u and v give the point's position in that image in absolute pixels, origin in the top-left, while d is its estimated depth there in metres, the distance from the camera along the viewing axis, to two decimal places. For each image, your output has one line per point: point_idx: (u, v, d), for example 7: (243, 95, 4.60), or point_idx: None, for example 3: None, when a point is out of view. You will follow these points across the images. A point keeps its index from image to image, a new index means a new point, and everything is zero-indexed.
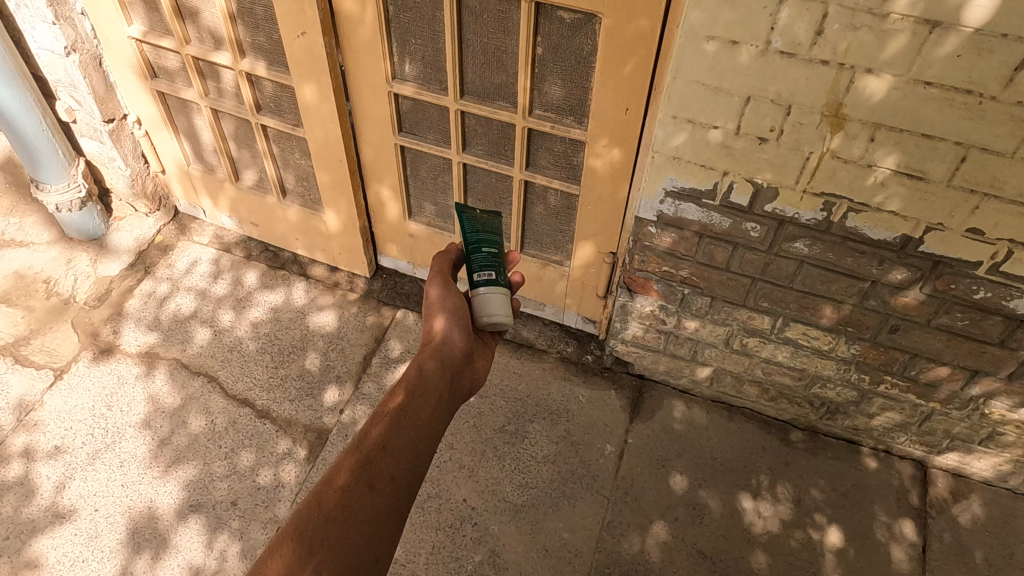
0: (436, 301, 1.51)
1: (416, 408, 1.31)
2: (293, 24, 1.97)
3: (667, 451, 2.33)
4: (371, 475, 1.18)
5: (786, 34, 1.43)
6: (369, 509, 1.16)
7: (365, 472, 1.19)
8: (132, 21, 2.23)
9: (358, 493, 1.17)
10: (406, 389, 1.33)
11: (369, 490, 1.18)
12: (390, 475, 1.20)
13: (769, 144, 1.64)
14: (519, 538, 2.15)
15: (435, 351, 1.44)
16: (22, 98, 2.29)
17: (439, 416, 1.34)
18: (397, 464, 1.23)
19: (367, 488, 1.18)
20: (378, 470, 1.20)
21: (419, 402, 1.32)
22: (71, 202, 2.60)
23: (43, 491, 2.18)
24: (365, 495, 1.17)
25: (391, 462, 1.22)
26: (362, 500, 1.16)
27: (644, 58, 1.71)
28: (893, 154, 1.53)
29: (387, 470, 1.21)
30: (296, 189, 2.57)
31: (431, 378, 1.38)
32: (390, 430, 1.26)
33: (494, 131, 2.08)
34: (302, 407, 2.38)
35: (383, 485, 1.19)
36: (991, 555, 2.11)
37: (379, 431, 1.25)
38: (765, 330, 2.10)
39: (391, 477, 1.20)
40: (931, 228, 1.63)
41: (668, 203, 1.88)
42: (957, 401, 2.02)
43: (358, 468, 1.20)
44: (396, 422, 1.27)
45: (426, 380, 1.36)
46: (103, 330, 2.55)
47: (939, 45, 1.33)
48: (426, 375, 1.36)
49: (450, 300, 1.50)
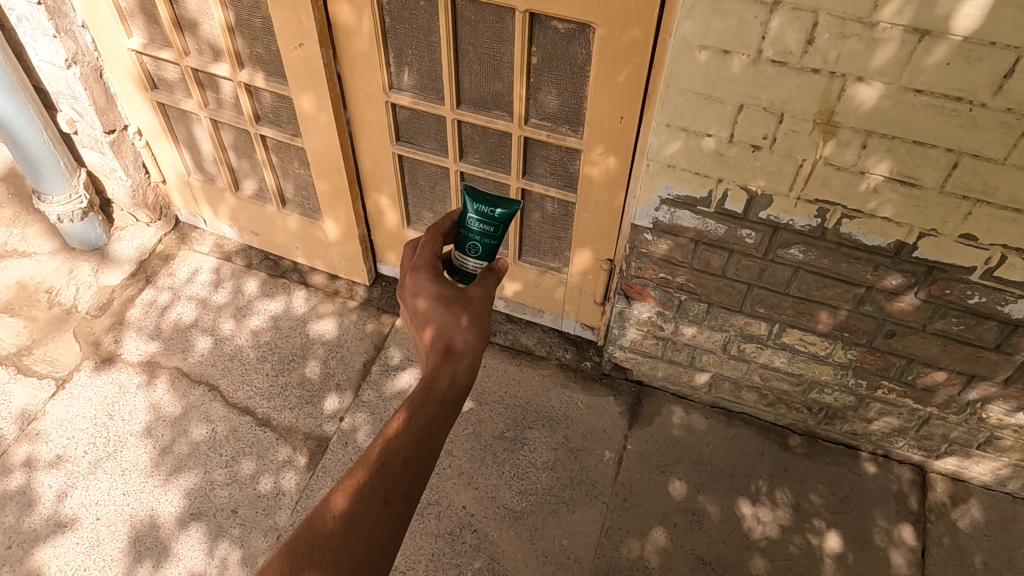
0: (476, 304, 1.38)
1: (442, 421, 1.22)
2: (291, 36, 1.99)
3: (666, 457, 2.33)
4: (386, 490, 1.12)
5: (777, 43, 1.45)
6: (380, 527, 1.10)
7: (380, 485, 1.13)
8: (132, 33, 2.25)
9: (372, 508, 1.11)
10: (432, 397, 1.23)
11: (383, 505, 1.11)
12: (405, 489, 1.13)
13: (762, 151, 1.65)
14: (519, 544, 2.16)
15: (470, 360, 1.32)
16: (23, 110, 2.31)
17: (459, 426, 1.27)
18: (414, 478, 1.15)
19: (381, 503, 1.12)
20: (393, 485, 1.13)
21: (446, 411, 1.24)
22: (72, 213, 2.63)
23: (46, 500, 2.19)
24: (378, 511, 1.11)
25: (408, 476, 1.14)
26: (374, 517, 1.10)
27: (638, 67, 1.73)
28: (886, 161, 1.54)
29: (403, 484, 1.13)
30: (295, 198, 2.59)
31: (460, 393, 1.28)
32: (412, 441, 1.18)
33: (491, 139, 2.10)
34: (302, 415, 2.40)
35: (397, 501, 1.13)
36: (990, 559, 2.11)
37: (400, 439, 1.18)
38: (762, 336, 2.11)
39: (405, 492, 1.13)
40: (925, 233, 1.64)
41: (663, 210, 1.90)
42: (955, 406, 2.02)
43: (373, 481, 1.13)
44: (419, 435, 1.19)
45: (455, 393, 1.27)
46: (105, 339, 2.57)
47: (928, 53, 1.34)
48: (456, 390, 1.27)
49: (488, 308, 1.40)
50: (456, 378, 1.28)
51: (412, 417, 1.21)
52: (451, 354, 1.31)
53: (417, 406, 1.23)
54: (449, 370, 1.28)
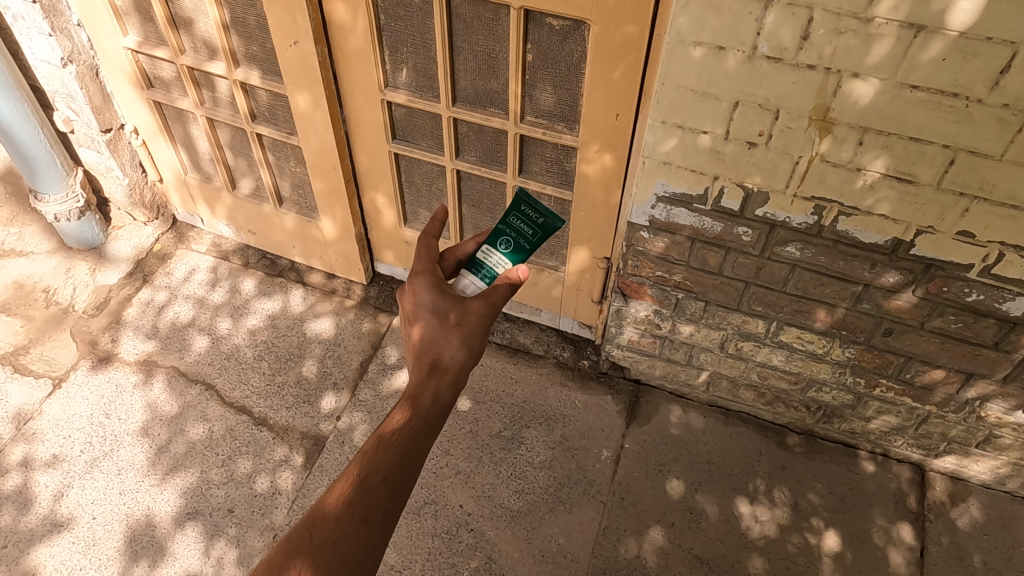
0: (472, 319, 1.32)
1: (425, 436, 1.22)
2: (286, 34, 1.98)
3: (663, 456, 2.33)
4: (366, 508, 1.12)
5: (772, 39, 1.44)
6: (359, 545, 1.11)
7: (361, 504, 1.13)
8: (128, 31, 2.25)
9: (351, 526, 1.11)
10: (415, 412, 1.23)
11: (364, 524, 1.12)
12: (384, 508, 1.14)
13: (758, 148, 1.64)
14: (515, 544, 2.15)
15: (453, 378, 1.30)
16: (20, 109, 2.31)
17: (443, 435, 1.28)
18: (395, 495, 1.15)
19: (361, 522, 1.12)
20: (373, 502, 1.13)
21: (429, 426, 1.24)
22: (69, 212, 2.62)
23: (42, 500, 2.19)
24: (358, 530, 1.11)
25: (390, 493, 1.15)
26: (353, 535, 1.11)
27: (633, 64, 1.72)
28: (882, 158, 1.53)
29: (383, 502, 1.14)
30: (292, 196, 2.59)
31: (441, 410, 1.27)
32: (394, 456, 1.18)
33: (487, 137, 2.09)
34: (299, 414, 2.39)
35: (378, 518, 1.13)
36: (989, 558, 2.10)
37: (381, 454, 1.18)
38: (759, 334, 2.10)
39: (385, 509, 1.14)
40: (922, 230, 1.63)
41: (659, 208, 1.89)
42: (953, 404, 2.01)
43: (354, 498, 1.13)
44: (403, 449, 1.19)
45: (436, 410, 1.26)
46: (102, 338, 2.57)
47: (924, 49, 1.34)
48: (437, 407, 1.26)
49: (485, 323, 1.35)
50: (438, 398, 1.26)
51: (396, 430, 1.21)
52: (434, 372, 1.28)
53: (401, 421, 1.22)
54: (431, 387, 1.27)
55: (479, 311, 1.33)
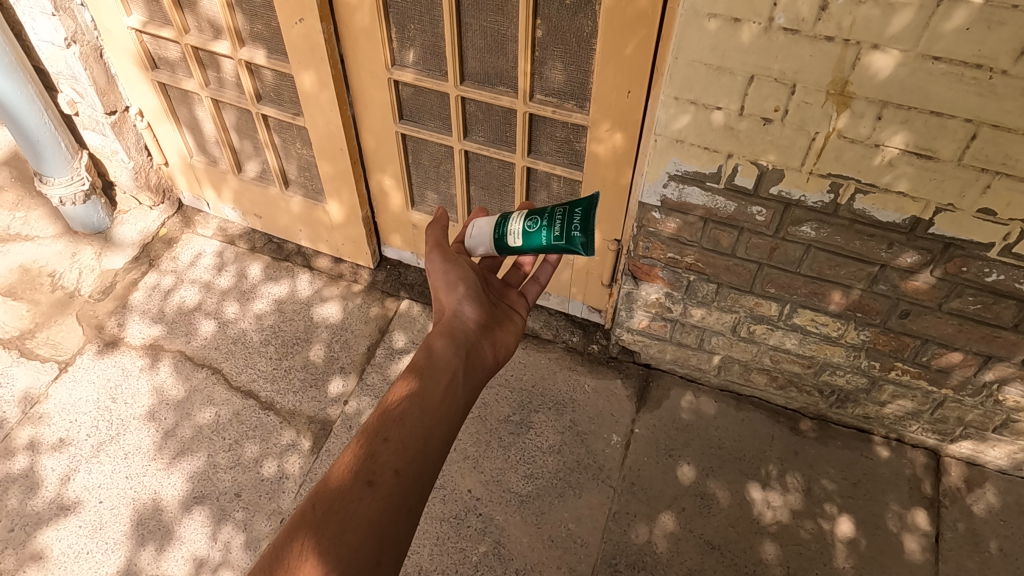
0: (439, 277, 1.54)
1: (426, 398, 1.28)
2: (291, 11, 1.95)
3: (674, 441, 2.30)
4: (370, 471, 1.14)
5: (789, 10, 1.40)
6: (367, 506, 1.11)
7: (364, 469, 1.14)
8: (131, 11, 2.22)
9: (356, 492, 1.12)
10: (414, 375, 1.33)
11: (369, 487, 1.13)
12: (392, 470, 1.15)
13: (774, 125, 1.60)
14: (524, 529, 2.13)
15: (448, 329, 1.45)
16: (23, 91, 2.29)
17: (454, 394, 1.33)
18: (402, 454, 1.18)
19: (366, 485, 1.13)
20: (378, 466, 1.15)
21: (432, 389, 1.31)
22: (74, 195, 2.61)
23: (49, 484, 2.18)
24: (363, 493, 1.12)
25: (394, 454, 1.18)
26: (360, 499, 1.11)
27: (645, 39, 1.68)
28: (901, 133, 1.49)
29: (389, 463, 1.16)
30: (298, 179, 2.56)
31: (441, 350, 1.39)
32: (394, 422, 1.23)
33: (495, 117, 2.06)
34: (306, 398, 2.38)
35: (383, 481, 1.14)
36: (1006, 544, 2.07)
37: (382, 423, 1.22)
38: (772, 317, 2.06)
39: (394, 471, 1.16)
40: (941, 209, 1.59)
41: (671, 186, 1.85)
42: (970, 388, 1.97)
43: (357, 464, 1.16)
44: (402, 414, 1.24)
45: (435, 356, 1.38)
46: (108, 323, 2.55)
47: (947, 18, 1.29)
48: (435, 352, 1.39)
49: (453, 274, 1.54)
50: (433, 348, 1.40)
51: (399, 397, 1.28)
52: (434, 330, 1.46)
53: (405, 386, 1.31)
54: (427, 341, 1.43)
55: (438, 271, 1.55)
